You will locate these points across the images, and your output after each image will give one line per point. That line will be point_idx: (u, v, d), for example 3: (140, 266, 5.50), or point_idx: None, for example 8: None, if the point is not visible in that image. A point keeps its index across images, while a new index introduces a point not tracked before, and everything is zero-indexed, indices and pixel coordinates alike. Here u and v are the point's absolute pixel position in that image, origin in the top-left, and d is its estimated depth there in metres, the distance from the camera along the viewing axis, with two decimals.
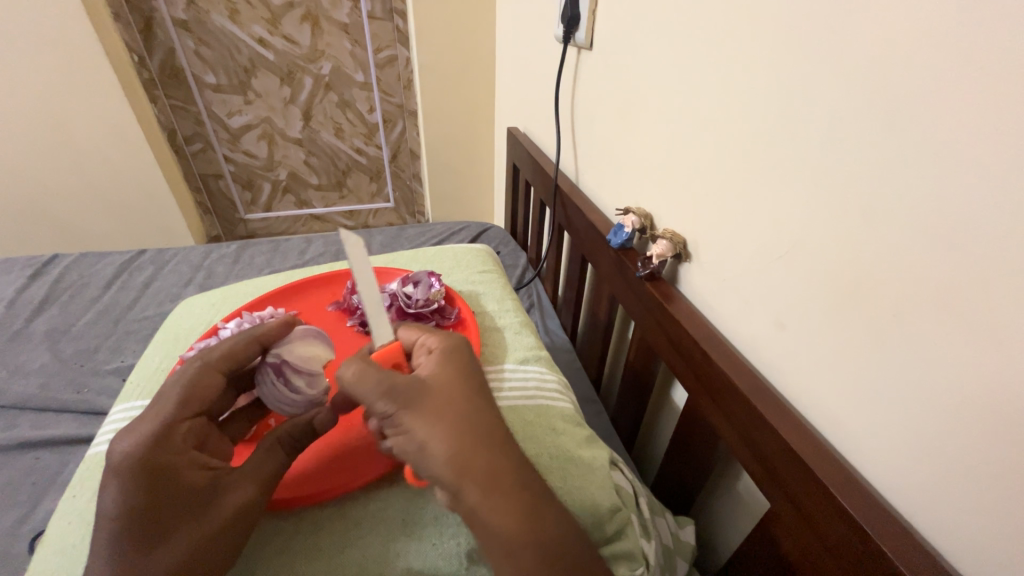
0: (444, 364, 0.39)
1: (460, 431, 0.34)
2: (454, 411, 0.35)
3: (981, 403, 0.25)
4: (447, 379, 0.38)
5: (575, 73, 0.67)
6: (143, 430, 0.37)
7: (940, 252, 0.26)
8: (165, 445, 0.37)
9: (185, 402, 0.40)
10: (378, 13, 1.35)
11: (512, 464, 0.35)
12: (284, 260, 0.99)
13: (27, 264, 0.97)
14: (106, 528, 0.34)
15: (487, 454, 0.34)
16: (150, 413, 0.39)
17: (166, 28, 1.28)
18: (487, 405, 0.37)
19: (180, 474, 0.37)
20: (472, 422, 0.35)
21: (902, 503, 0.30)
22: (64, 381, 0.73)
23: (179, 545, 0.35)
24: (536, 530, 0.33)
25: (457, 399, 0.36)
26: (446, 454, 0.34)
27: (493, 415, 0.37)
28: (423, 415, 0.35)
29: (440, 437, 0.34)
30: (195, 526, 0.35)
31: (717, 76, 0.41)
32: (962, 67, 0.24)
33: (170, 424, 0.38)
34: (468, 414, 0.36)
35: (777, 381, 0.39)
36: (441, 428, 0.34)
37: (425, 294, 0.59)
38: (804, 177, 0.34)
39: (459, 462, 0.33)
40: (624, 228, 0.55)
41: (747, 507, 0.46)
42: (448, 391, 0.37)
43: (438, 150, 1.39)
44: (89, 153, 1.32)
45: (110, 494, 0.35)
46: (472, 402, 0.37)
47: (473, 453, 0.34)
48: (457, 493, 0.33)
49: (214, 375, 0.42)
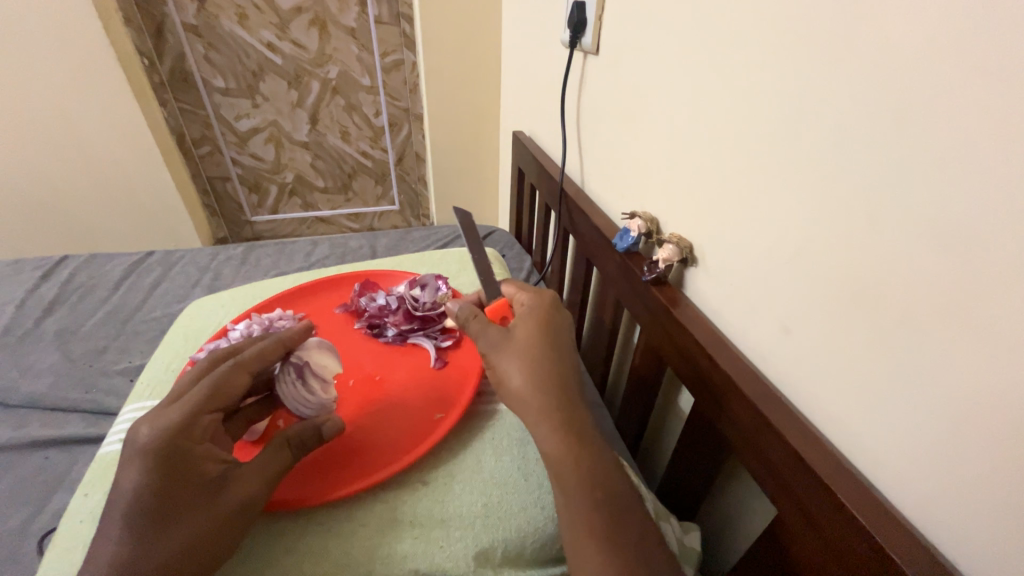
0: (533, 316, 0.45)
1: (536, 366, 0.40)
2: (534, 350, 0.41)
3: (991, 411, 0.25)
4: (531, 324, 0.43)
5: (581, 78, 0.67)
6: (168, 416, 0.37)
7: (949, 259, 0.26)
8: (186, 435, 0.37)
9: (212, 396, 0.40)
10: (385, 18, 1.36)
11: (574, 402, 0.40)
12: (291, 262, 1.00)
13: (38, 265, 0.99)
14: (119, 509, 0.34)
15: (556, 387, 0.40)
16: (178, 402, 0.39)
17: (177, 33, 1.29)
18: (561, 350, 0.43)
19: (195, 464, 0.37)
20: (547, 360, 0.41)
21: (910, 511, 0.30)
22: (73, 381, 0.73)
23: (182, 537, 0.34)
24: (579, 471, 0.37)
25: (538, 340, 0.42)
26: (524, 383, 0.40)
27: (565, 358, 0.42)
28: (510, 350, 0.42)
29: (521, 368, 0.40)
30: (199, 519, 0.35)
31: (723, 81, 0.41)
32: (972, 72, 0.24)
33: (194, 416, 0.38)
34: (544, 354, 0.41)
35: (783, 386, 0.39)
36: (522, 362, 0.41)
37: (432, 297, 0.60)
38: (812, 182, 0.34)
39: (534, 391, 0.40)
40: (630, 233, 0.54)
41: (754, 513, 0.46)
42: (530, 334, 0.43)
43: (444, 153, 1.40)
44: (99, 155, 1.34)
45: (128, 475, 0.35)
46: (550, 345, 0.42)
47: (545, 385, 0.40)
48: (529, 416, 0.39)
49: (244, 375, 0.42)
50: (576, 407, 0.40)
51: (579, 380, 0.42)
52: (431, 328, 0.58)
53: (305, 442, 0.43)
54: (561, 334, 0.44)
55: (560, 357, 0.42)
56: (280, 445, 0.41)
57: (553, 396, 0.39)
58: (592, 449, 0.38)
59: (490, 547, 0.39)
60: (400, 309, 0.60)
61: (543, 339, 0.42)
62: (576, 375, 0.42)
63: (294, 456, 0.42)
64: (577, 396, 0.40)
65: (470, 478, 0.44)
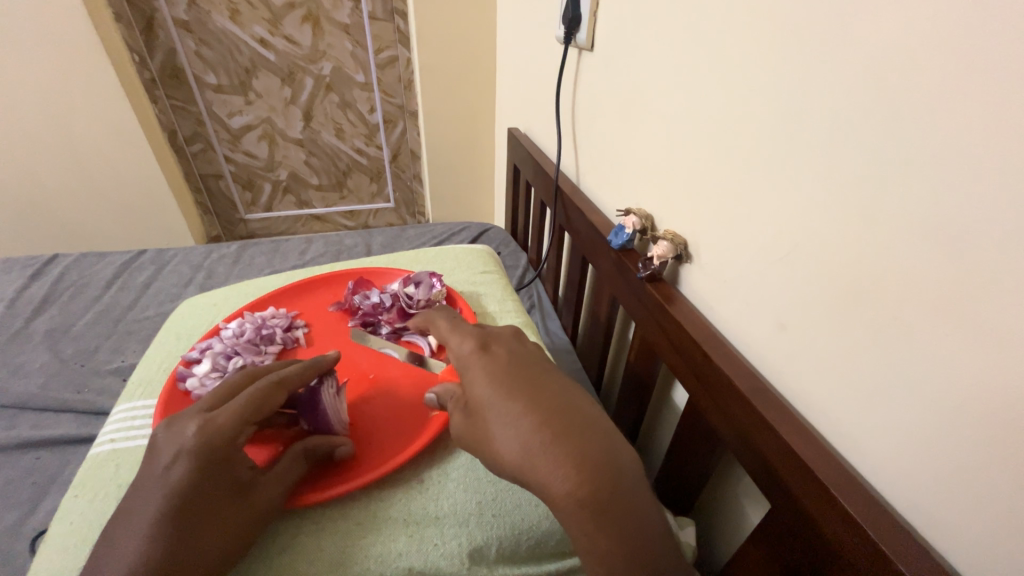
0: (476, 372, 0.37)
1: (510, 417, 0.33)
2: (497, 403, 0.34)
3: (979, 403, 0.25)
4: (484, 374, 0.36)
5: (575, 74, 0.67)
6: (217, 418, 0.37)
7: (940, 252, 0.26)
8: (232, 439, 0.37)
9: (257, 405, 0.39)
10: (379, 14, 1.35)
11: (579, 433, 0.31)
12: (285, 260, 0.99)
13: (27, 264, 0.97)
14: (154, 505, 0.33)
15: (545, 429, 0.32)
16: (225, 408, 0.38)
17: (167, 29, 1.27)
18: (537, 385, 0.35)
19: (232, 467, 0.36)
20: (518, 403, 0.33)
21: (901, 503, 0.31)
22: (64, 381, 0.73)
23: (205, 543, 0.33)
24: (621, 506, 0.30)
25: (497, 387, 0.35)
26: (511, 446, 0.32)
27: (542, 389, 0.35)
28: (478, 418, 0.35)
29: (497, 432, 0.33)
30: (224, 526, 0.34)
31: (717, 76, 0.41)
32: (965, 66, 0.24)
33: (241, 423, 0.38)
34: (511, 398, 0.34)
35: (777, 380, 0.39)
36: (494, 424, 0.34)
37: (426, 294, 0.60)
38: (806, 178, 0.34)
39: (537, 455, 0.31)
40: (625, 229, 0.55)
41: (745, 507, 0.47)
42: (486, 385, 0.36)
43: (439, 150, 1.39)
44: (89, 153, 1.32)
45: (171, 472, 0.34)
46: (515, 384, 0.35)
47: (532, 430, 0.32)
48: (542, 482, 0.31)
49: (282, 392, 0.41)
50: (581, 437, 0.31)
51: (576, 403, 0.34)
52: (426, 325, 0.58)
53: (320, 454, 0.43)
54: (527, 365, 0.37)
55: (533, 389, 0.34)
56: (297, 456, 0.41)
57: (545, 442, 0.31)
58: (620, 475, 0.31)
59: (485, 544, 0.39)
60: (394, 307, 0.59)
61: (502, 385, 0.35)
62: (567, 398, 0.34)
63: (307, 467, 0.42)
64: (578, 421, 0.32)
65: (465, 476, 0.43)
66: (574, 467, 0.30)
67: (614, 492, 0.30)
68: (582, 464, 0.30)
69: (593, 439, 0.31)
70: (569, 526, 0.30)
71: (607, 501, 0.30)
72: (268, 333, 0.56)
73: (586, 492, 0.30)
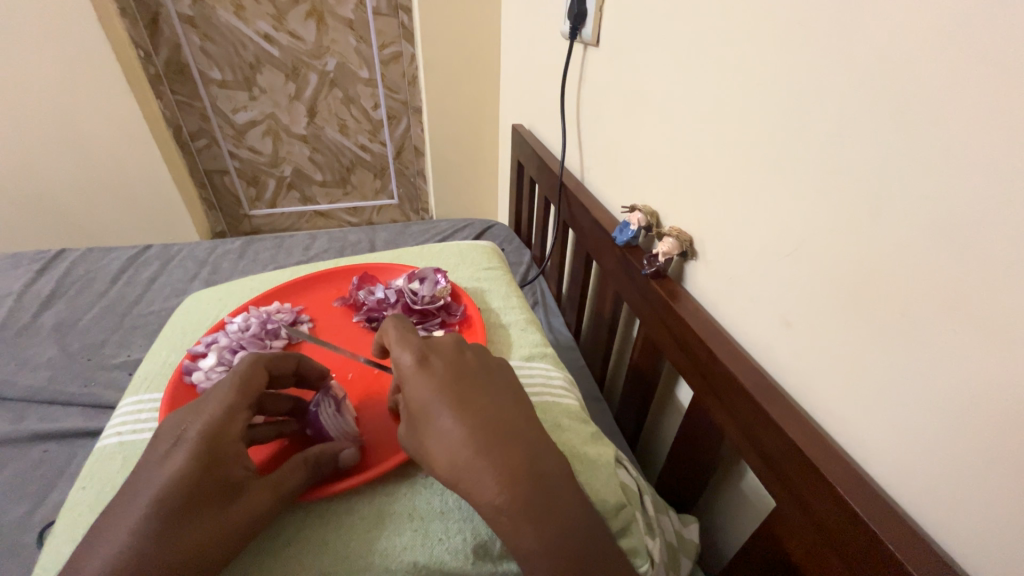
0: (411, 383, 0.37)
1: (445, 435, 0.33)
2: (433, 418, 0.34)
3: (987, 403, 0.25)
4: (418, 385, 0.36)
5: (581, 69, 0.67)
6: (209, 407, 0.37)
7: (952, 250, 0.26)
8: (225, 428, 0.37)
9: (245, 391, 0.39)
10: (383, 9, 1.35)
11: (503, 443, 0.33)
12: (288, 256, 0.99)
13: (34, 258, 0.98)
14: (144, 499, 0.32)
15: (478, 448, 0.32)
16: (214, 396, 0.38)
17: (172, 24, 1.27)
18: (477, 399, 0.35)
19: (227, 458, 0.36)
20: (451, 421, 0.34)
21: (908, 503, 0.30)
22: (72, 374, 0.73)
23: (196, 540, 0.32)
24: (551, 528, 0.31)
25: (432, 401, 0.35)
26: (444, 459, 0.33)
27: (479, 405, 0.35)
28: (416, 430, 0.36)
29: (433, 447, 0.34)
30: (216, 522, 0.33)
31: (723, 71, 0.41)
32: (976, 62, 0.23)
33: (231, 410, 0.38)
34: (444, 411, 0.34)
35: (783, 379, 0.39)
36: (430, 436, 0.34)
37: (431, 290, 0.60)
38: (815, 174, 0.33)
39: (470, 473, 0.32)
40: (630, 226, 0.54)
41: (752, 507, 0.46)
42: (421, 399, 0.36)
43: (443, 146, 1.38)
44: (94, 147, 1.32)
45: (167, 464, 0.34)
46: (449, 394, 0.35)
47: (467, 448, 0.33)
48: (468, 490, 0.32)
49: (263, 372, 0.42)
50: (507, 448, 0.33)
51: (510, 417, 0.35)
52: (430, 321, 0.58)
53: (323, 463, 0.41)
54: (464, 376, 0.37)
55: (465, 401, 0.35)
56: (295, 458, 0.40)
57: (478, 461, 0.32)
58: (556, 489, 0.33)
59: (489, 540, 0.39)
60: (398, 302, 0.60)
61: (438, 400, 0.35)
62: (497, 412, 0.35)
63: (313, 470, 0.40)
64: (506, 432, 0.34)
65: None
66: (496, 479, 0.31)
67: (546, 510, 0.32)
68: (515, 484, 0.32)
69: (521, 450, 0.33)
70: (511, 522, 0.31)
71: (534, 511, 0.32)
72: (273, 328, 0.56)
73: (507, 497, 0.31)
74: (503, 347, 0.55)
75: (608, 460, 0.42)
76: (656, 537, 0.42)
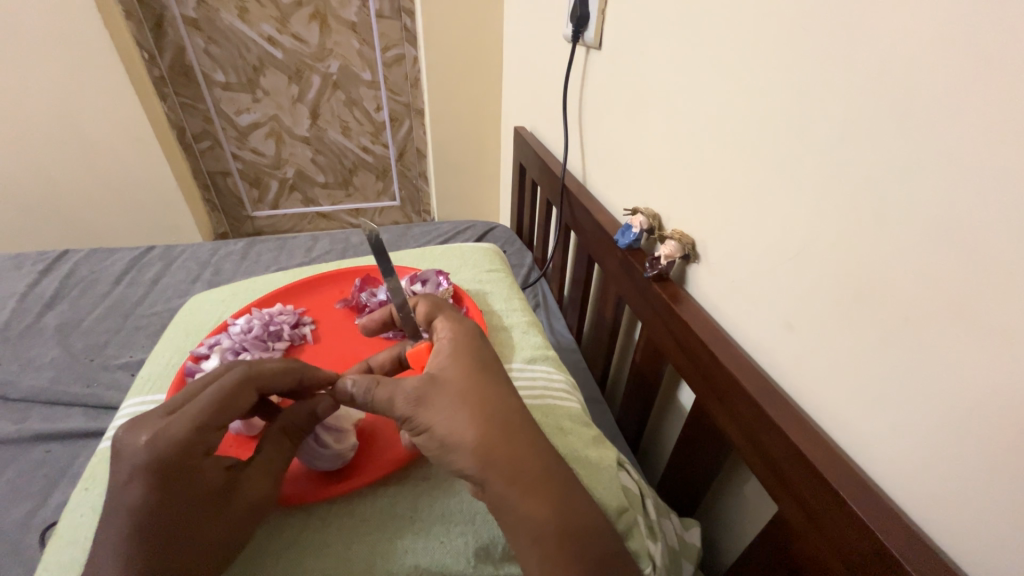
0: (458, 359, 0.40)
1: (479, 409, 0.36)
2: (472, 393, 0.37)
3: (989, 406, 0.25)
4: (450, 351, 0.40)
5: (583, 72, 0.67)
6: (171, 428, 0.35)
7: (954, 253, 0.26)
8: (191, 448, 0.35)
9: (220, 411, 0.37)
10: (387, 12, 1.36)
11: (513, 436, 0.36)
12: (291, 257, 1.00)
13: (38, 260, 0.98)
14: (124, 522, 0.33)
15: (506, 429, 0.36)
16: (179, 414, 0.36)
17: (177, 27, 1.29)
18: (505, 388, 0.39)
19: (199, 474, 0.35)
20: (488, 399, 0.37)
21: (913, 510, 0.30)
22: (74, 375, 0.73)
23: (190, 553, 0.33)
24: (569, 514, 0.34)
25: (477, 379, 0.38)
26: (472, 428, 0.36)
27: (503, 392, 0.38)
28: (442, 400, 0.37)
29: (461, 417, 0.36)
30: (206, 536, 0.34)
31: (724, 76, 0.41)
32: (984, 64, 0.23)
33: (197, 430, 0.36)
34: (487, 391, 0.38)
35: (785, 383, 0.39)
36: (448, 391, 0.37)
37: (434, 292, 0.61)
38: (815, 181, 0.33)
39: (499, 445, 0.35)
40: (632, 229, 0.54)
41: (754, 512, 0.46)
42: (463, 375, 0.38)
43: (445, 148, 1.39)
44: (98, 149, 1.33)
45: (131, 490, 0.33)
46: (475, 366, 0.39)
47: (499, 425, 0.36)
48: (466, 447, 0.35)
49: (251, 391, 0.40)
50: (520, 438, 0.36)
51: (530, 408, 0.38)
52: None
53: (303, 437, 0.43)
54: (496, 367, 0.41)
55: (489, 375, 0.39)
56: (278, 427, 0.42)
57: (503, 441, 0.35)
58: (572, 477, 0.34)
59: (491, 543, 0.39)
60: None
61: (481, 380, 0.38)
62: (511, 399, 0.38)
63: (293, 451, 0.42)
64: (515, 423, 0.37)
65: None
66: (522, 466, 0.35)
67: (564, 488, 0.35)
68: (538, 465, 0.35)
69: (521, 445, 0.36)
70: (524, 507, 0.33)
71: (550, 515, 0.34)
72: (276, 330, 0.57)
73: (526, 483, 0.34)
74: (506, 350, 0.55)
75: (610, 463, 0.43)
76: (659, 541, 0.41)
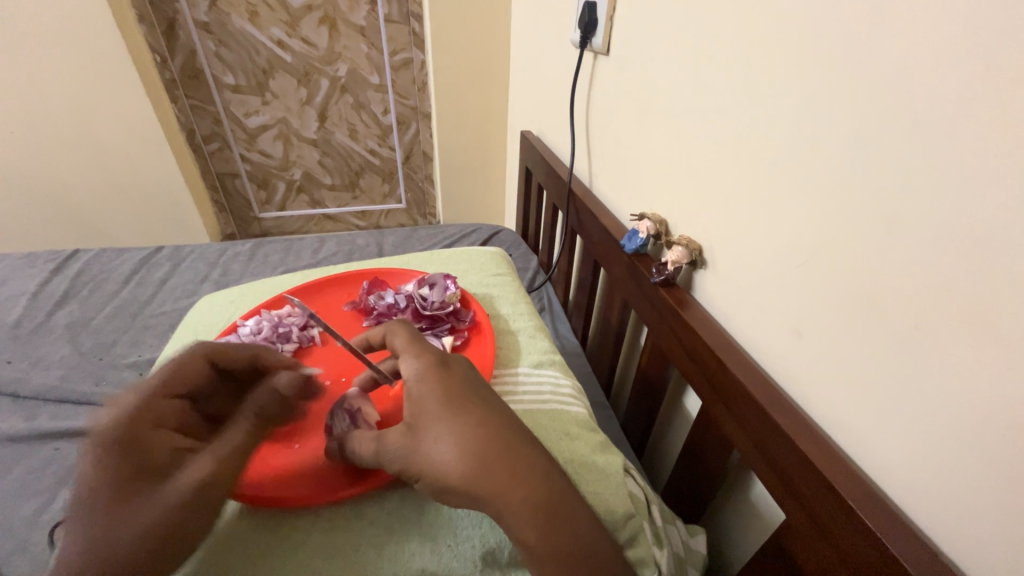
0: (420, 401, 0.37)
1: (448, 451, 0.34)
2: (438, 436, 0.35)
3: (995, 415, 0.25)
4: (412, 392, 0.38)
5: (591, 78, 0.67)
6: (127, 404, 0.39)
7: (964, 260, 0.25)
8: (142, 419, 0.37)
9: (170, 383, 0.41)
10: (395, 16, 1.37)
11: (492, 469, 0.33)
12: (298, 259, 1.00)
13: (49, 259, 1.00)
14: (75, 498, 0.33)
15: (482, 464, 0.34)
16: (133, 393, 0.40)
17: (188, 30, 1.30)
18: (472, 419, 0.35)
19: (148, 445, 0.36)
20: (454, 438, 0.34)
21: (923, 519, 0.30)
22: (83, 373, 0.74)
23: (131, 523, 0.32)
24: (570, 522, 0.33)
25: (440, 420, 0.35)
26: (450, 476, 0.34)
27: (471, 425, 0.35)
28: (416, 451, 0.35)
29: (436, 465, 0.34)
30: (149, 505, 0.32)
31: (733, 84, 0.41)
32: (995, 73, 0.23)
33: (149, 401, 0.39)
34: (451, 429, 0.35)
35: (793, 390, 0.39)
36: (418, 440, 0.35)
37: (441, 296, 0.59)
38: (822, 188, 0.33)
39: (480, 484, 0.33)
40: (639, 234, 0.54)
41: (761, 519, 0.46)
42: (427, 419, 0.36)
43: (452, 151, 1.39)
44: (110, 150, 1.35)
45: (84, 465, 0.34)
46: (437, 404, 0.36)
47: (471, 462, 0.33)
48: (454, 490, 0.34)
49: (199, 367, 0.44)
50: (510, 459, 0.34)
51: (509, 437, 0.35)
52: (439, 327, 0.57)
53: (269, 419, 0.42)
54: (461, 395, 0.37)
55: (455, 408, 0.36)
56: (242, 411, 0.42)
57: (483, 480, 0.33)
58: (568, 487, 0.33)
59: (497, 548, 0.39)
60: (409, 307, 0.59)
61: (445, 418, 0.36)
62: (485, 429, 0.35)
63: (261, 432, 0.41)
64: (496, 449, 0.34)
65: None
66: (516, 480, 0.33)
67: (560, 499, 0.34)
68: (528, 477, 0.34)
69: (506, 477, 0.33)
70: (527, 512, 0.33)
71: (550, 526, 0.33)
72: (285, 331, 0.57)
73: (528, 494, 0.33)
74: (513, 354, 0.55)
75: (618, 469, 0.42)
76: (665, 548, 0.41)
